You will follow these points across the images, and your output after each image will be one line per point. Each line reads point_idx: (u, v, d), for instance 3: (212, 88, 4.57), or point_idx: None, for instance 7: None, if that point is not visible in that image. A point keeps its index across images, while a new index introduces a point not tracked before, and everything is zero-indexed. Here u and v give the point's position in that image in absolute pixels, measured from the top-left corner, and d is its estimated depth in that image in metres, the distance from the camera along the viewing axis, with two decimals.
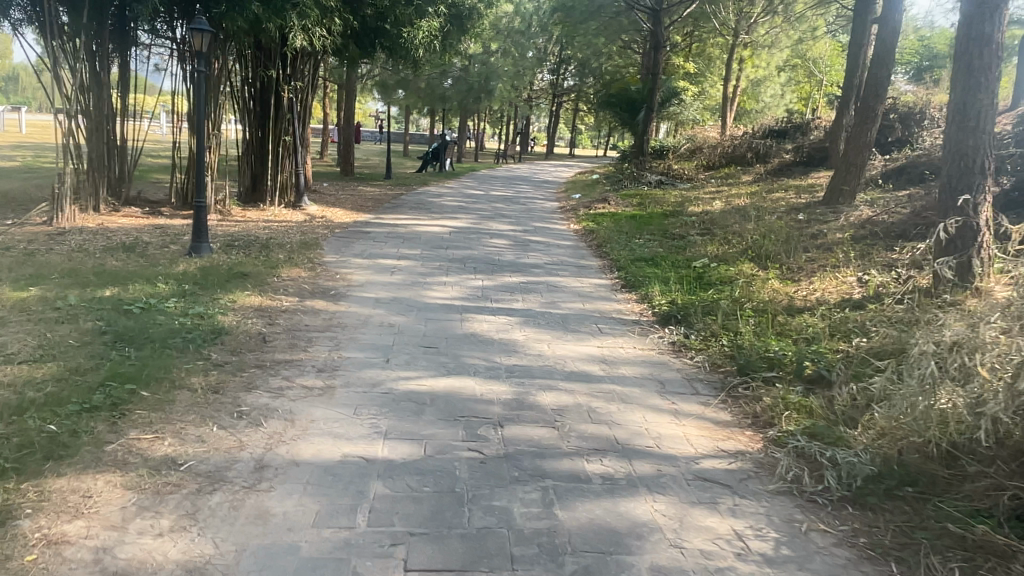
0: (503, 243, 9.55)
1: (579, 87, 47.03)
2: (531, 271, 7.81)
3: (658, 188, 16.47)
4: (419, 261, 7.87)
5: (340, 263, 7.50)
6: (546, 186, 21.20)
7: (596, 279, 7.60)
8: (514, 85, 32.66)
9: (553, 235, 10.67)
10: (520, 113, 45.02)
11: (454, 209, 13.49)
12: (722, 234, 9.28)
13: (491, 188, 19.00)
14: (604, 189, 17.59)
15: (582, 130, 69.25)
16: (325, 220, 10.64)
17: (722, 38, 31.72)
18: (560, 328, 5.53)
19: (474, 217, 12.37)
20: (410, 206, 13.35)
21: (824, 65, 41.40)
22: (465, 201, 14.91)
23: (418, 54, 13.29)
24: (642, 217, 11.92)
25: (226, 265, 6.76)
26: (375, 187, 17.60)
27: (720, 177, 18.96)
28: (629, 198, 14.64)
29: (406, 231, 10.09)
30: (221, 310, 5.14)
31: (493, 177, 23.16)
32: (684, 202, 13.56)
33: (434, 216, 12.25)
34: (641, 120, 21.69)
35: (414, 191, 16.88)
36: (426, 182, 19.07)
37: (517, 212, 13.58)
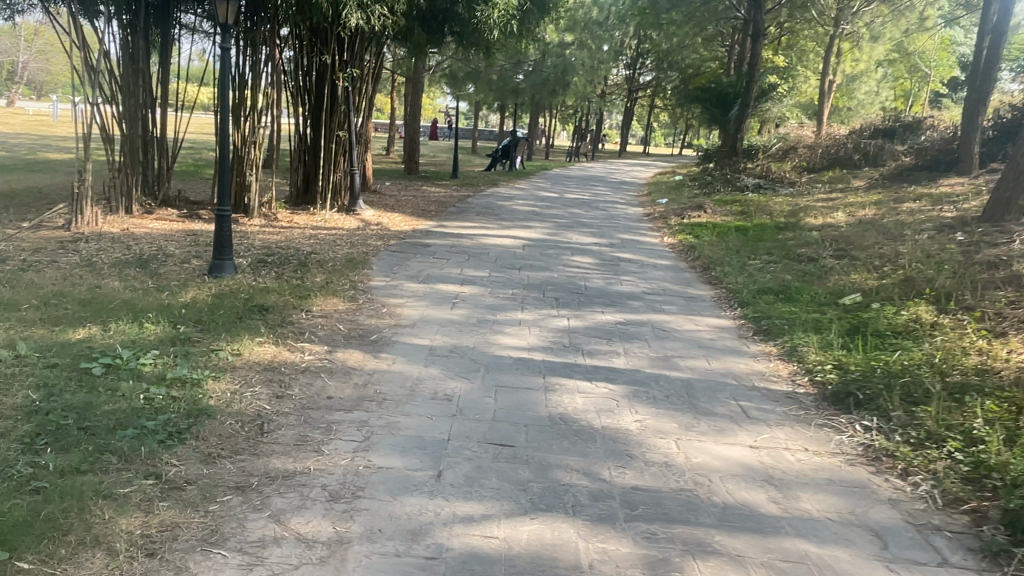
0: (588, 261, 7.94)
1: (657, 83, 44.81)
2: (628, 303, 6.17)
3: (759, 195, 14.52)
4: (488, 287, 6.32)
5: (390, 288, 6.02)
6: (625, 187, 19.42)
7: (716, 318, 5.88)
8: (590, 79, 30.88)
9: (646, 251, 8.97)
10: (594, 110, 43.17)
11: (527, 215, 11.96)
12: (865, 259, 7.40)
13: (565, 190, 17.37)
14: (694, 194, 15.73)
15: (658, 127, 66.80)
16: (381, 229, 9.24)
17: (819, 29, 29.17)
18: (686, 407, 3.86)
19: (550, 225, 10.82)
20: (478, 211, 11.87)
21: (929, 59, 37.92)
22: (539, 206, 13.36)
23: (493, 37, 11.75)
24: (750, 230, 10.08)
25: (245, 292, 5.35)
26: (441, 187, 16.19)
27: (824, 181, 16.84)
28: (728, 206, 12.77)
29: (473, 243, 8.60)
30: (212, 372, 3.69)
31: (567, 177, 21.50)
32: (795, 212, 11.61)
33: (504, 223, 10.75)
34: (733, 117, 19.65)
35: (482, 192, 15.41)
36: (496, 183, 17.58)
37: (598, 219, 11.95)
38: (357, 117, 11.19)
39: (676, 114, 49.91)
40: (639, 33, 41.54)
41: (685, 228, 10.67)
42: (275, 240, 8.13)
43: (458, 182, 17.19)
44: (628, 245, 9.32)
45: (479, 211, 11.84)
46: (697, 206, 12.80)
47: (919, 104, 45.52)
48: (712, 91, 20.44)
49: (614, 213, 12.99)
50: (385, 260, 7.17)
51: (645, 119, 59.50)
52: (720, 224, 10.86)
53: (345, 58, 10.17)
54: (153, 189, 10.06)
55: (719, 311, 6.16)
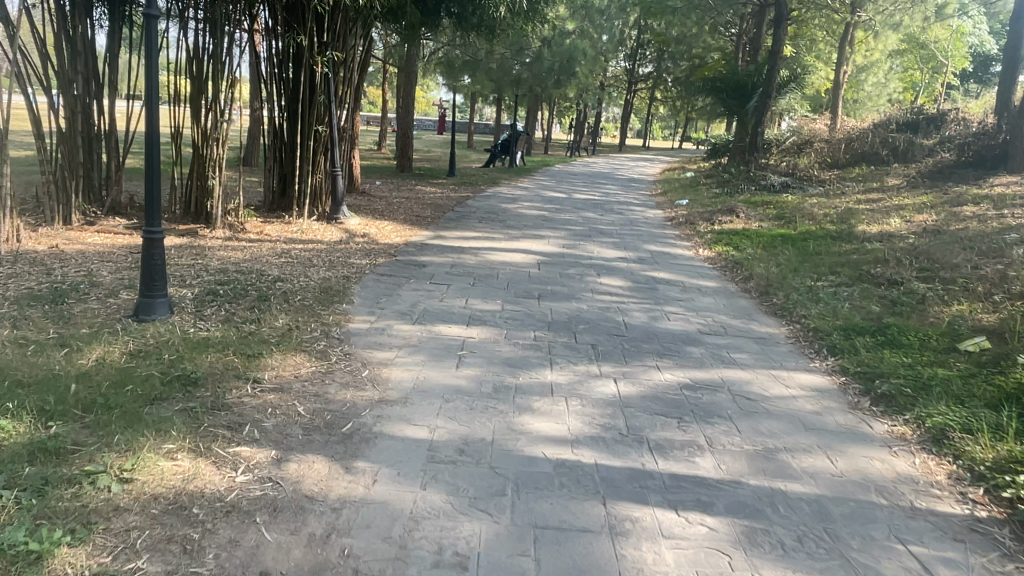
0: (620, 285, 6.50)
1: (657, 74, 43.33)
2: (684, 350, 4.73)
3: (789, 196, 13.09)
4: (502, 329, 4.87)
5: (375, 334, 4.56)
6: (634, 185, 17.97)
7: (805, 373, 4.46)
8: (591, 70, 29.38)
9: (683, 268, 7.53)
10: (593, 103, 41.66)
11: (535, 220, 10.50)
12: (964, 284, 6.00)
13: (572, 189, 15.91)
14: (715, 194, 14.31)
15: (656, 120, 65.29)
16: (367, 241, 7.79)
17: (832, 17, 27.70)
18: (836, 567, 2.43)
19: (564, 233, 9.38)
20: (480, 216, 10.42)
21: (940, 50, 36.51)
22: (546, 209, 11.91)
23: (496, 15, 10.27)
24: (799, 240, 8.65)
25: (175, 349, 3.91)
26: (436, 188, 14.71)
27: (854, 179, 15.43)
28: (760, 209, 11.34)
29: (477, 260, 7.16)
30: (70, 528, 2.25)
31: (571, 174, 20.05)
32: (841, 217, 10.20)
33: (511, 231, 9.29)
34: (751, 109, 18.20)
35: (482, 192, 13.93)
36: (496, 181, 16.13)
37: (616, 225, 10.52)
38: (342, 110, 9.68)
39: (677, 107, 48.43)
40: (639, 22, 39.98)
41: (721, 237, 9.24)
42: (238, 259, 6.69)
43: (455, 181, 15.71)
44: (660, 260, 7.88)
45: (482, 217, 10.39)
46: (726, 209, 11.37)
47: (927, 95, 44.13)
48: (727, 81, 18.96)
49: (632, 217, 11.57)
50: (371, 287, 5.72)
51: (644, 112, 58.02)
52: (758, 232, 9.45)
53: (325, 40, 8.69)
54: (101, 194, 8.60)
55: (804, 359, 4.74)
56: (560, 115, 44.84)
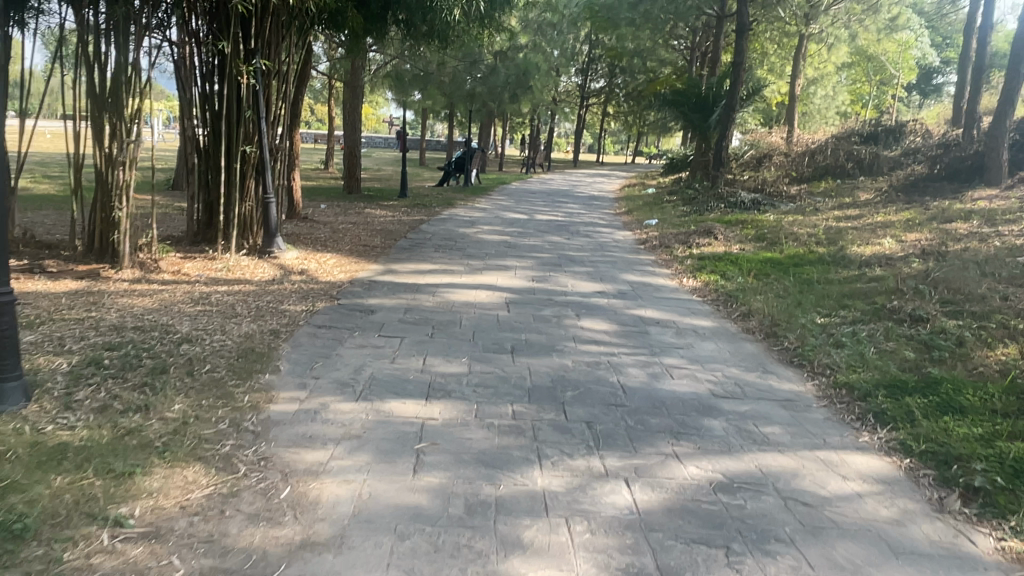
0: (606, 329, 5.49)
1: (610, 89, 42.93)
2: (702, 423, 3.74)
3: (764, 214, 12.34)
4: (470, 402, 3.82)
5: (303, 421, 3.46)
6: (596, 203, 17.12)
7: (859, 454, 3.51)
8: (545, 86, 28.63)
9: (672, 304, 6.58)
10: (546, 119, 40.99)
11: (497, 246, 9.48)
12: (1002, 320, 5.18)
13: (532, 209, 14.96)
14: (684, 213, 13.52)
15: (608, 136, 65.17)
16: (305, 280, 6.67)
17: (783, 32, 27.57)
18: None
19: (531, 261, 8.38)
20: (435, 243, 9.35)
21: (887, 64, 36.89)
22: (508, 233, 10.91)
23: (450, 20, 9.28)
24: (792, 267, 7.79)
25: (11, 468, 2.75)
26: (387, 211, 13.57)
27: (823, 194, 14.85)
28: (738, 230, 10.53)
29: (434, 301, 6.08)
30: None
31: (529, 192, 19.12)
32: (825, 237, 9.47)
33: (472, 260, 8.25)
34: (714, 123, 17.57)
35: (437, 215, 12.86)
36: (451, 202, 15.08)
37: (587, 251, 9.58)
38: (275, 128, 8.52)
39: (631, 122, 48.20)
40: (591, 37, 39.52)
41: (704, 264, 8.34)
42: (141, 310, 5.49)
43: (407, 202, 14.61)
44: (644, 294, 6.93)
45: (439, 244, 9.33)
46: (703, 230, 10.53)
47: (873, 107, 44.76)
48: (689, 94, 18.32)
49: (602, 241, 10.64)
50: (304, 345, 4.61)
51: (596, 127, 57.64)
52: (744, 256, 8.58)
53: (249, 47, 7.54)
54: None
55: (848, 430, 3.80)
56: (512, 130, 44.06)
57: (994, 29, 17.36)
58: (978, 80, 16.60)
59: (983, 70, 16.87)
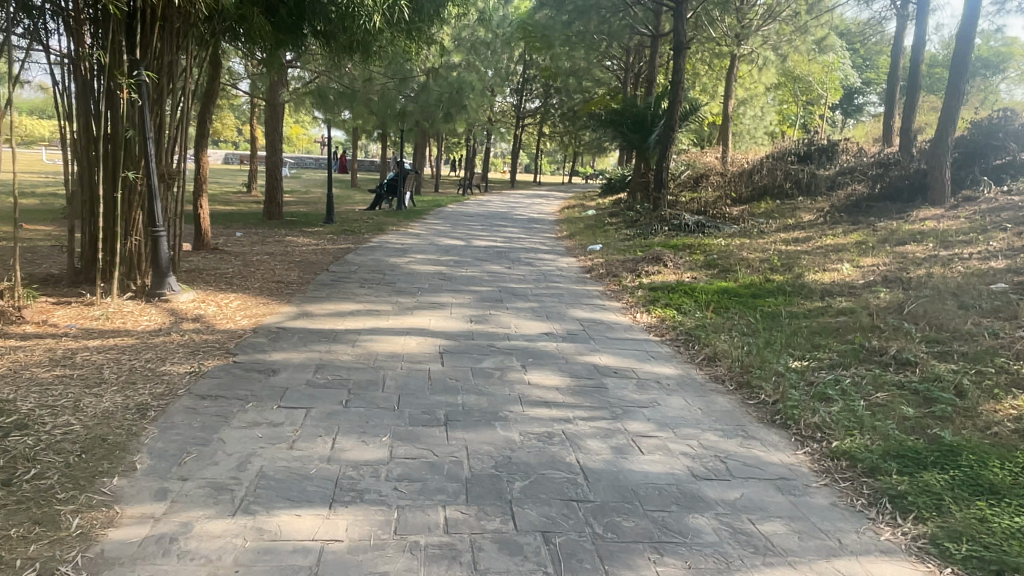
0: (555, 384, 4.66)
1: (545, 109, 42.69)
2: (687, 524, 2.93)
3: (711, 238, 11.82)
4: (388, 508, 2.91)
5: (153, 558, 2.49)
6: (535, 227, 16.41)
7: (890, 563, 2.75)
8: (479, 105, 27.93)
9: (626, 347, 5.80)
10: (480, 139, 40.34)
11: (430, 278, 8.58)
12: (1003, 366, 4.59)
13: (468, 234, 14.12)
14: (628, 236, 12.91)
15: (544, 156, 65.07)
16: (199, 330, 5.62)
17: (715, 53, 27.68)
18: None
19: (467, 296, 7.51)
20: (360, 277, 8.39)
21: (813, 85, 37.72)
22: (442, 262, 10.04)
23: (371, 28, 8.37)
24: (752, 299, 7.16)
25: None
26: (310, 238, 12.49)
27: (766, 215, 14.50)
28: (686, 256, 9.93)
29: (353, 353, 5.14)
30: None
31: (465, 215, 18.29)
32: (779, 263, 8.93)
33: (400, 297, 7.34)
34: (653, 143, 17.12)
35: (365, 243, 11.87)
36: (381, 227, 14.10)
37: (529, 282, 8.78)
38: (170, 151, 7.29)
39: (566, 142, 48.05)
40: (525, 57, 39.19)
41: (657, 296, 7.65)
42: None
43: (334, 229, 13.57)
44: (594, 335, 6.14)
45: (364, 278, 8.37)
46: (650, 256, 9.88)
47: (800, 127, 45.82)
48: (627, 114, 17.87)
49: (544, 269, 9.87)
50: (176, 427, 3.62)
51: (532, 147, 57.41)
52: (698, 286, 7.92)
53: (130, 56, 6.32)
54: None
55: (863, 522, 3.07)
56: (447, 151, 43.24)
57: (922, 50, 17.56)
58: (910, 100, 16.67)
59: (914, 90, 16.99)
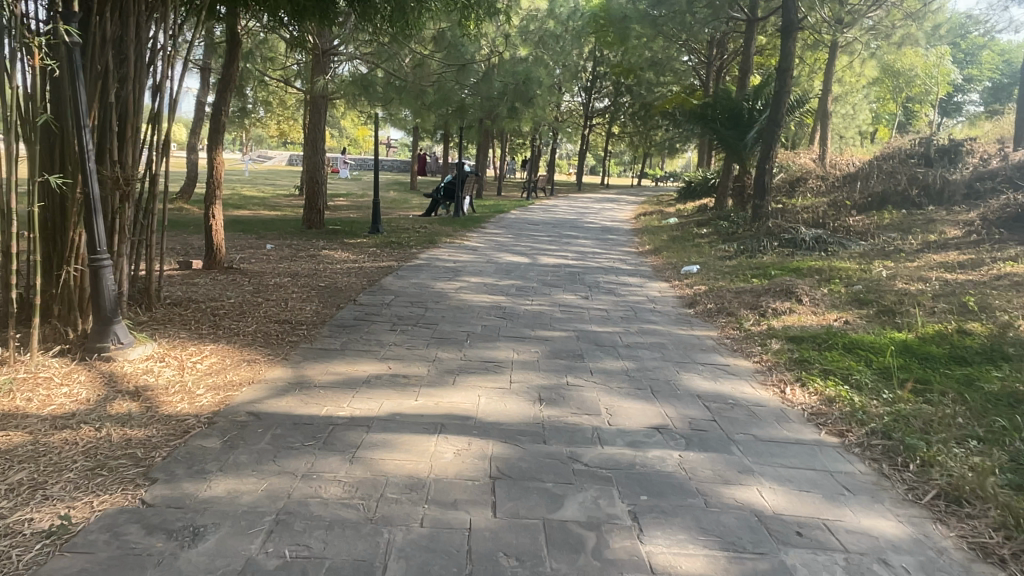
0: (700, 571, 2.51)
1: (615, 108, 40.24)
2: None
3: (841, 260, 9.40)
4: None
5: None
6: (611, 238, 14.21)
7: None
8: (547, 102, 25.82)
9: (795, 463, 3.58)
10: (546, 139, 38.25)
11: (486, 314, 6.51)
12: None
13: (535, 248, 12.03)
14: (729, 256, 10.61)
15: (612, 157, 62.45)
16: (129, 418, 3.69)
17: (811, 43, 24.82)
18: None
19: (535, 348, 5.40)
20: (392, 312, 6.39)
21: (913, 81, 34.17)
22: (502, 289, 7.98)
23: None
24: (959, 368, 4.81)
25: None
26: (350, 252, 10.62)
27: (896, 229, 11.95)
28: (821, 287, 7.57)
29: (347, 475, 3.09)
30: None
31: (531, 223, 16.22)
32: (961, 302, 6.54)
33: (443, 347, 5.29)
34: (752, 142, 14.67)
35: (412, 259, 9.93)
36: (434, 239, 12.16)
37: (618, 320, 6.60)
38: (136, 151, 5.36)
39: (638, 142, 45.44)
40: (596, 52, 36.90)
41: (806, 354, 5.36)
42: None
43: (380, 240, 11.70)
44: (735, 431, 3.94)
45: (399, 313, 6.36)
46: (775, 285, 7.58)
47: (895, 127, 42.00)
48: (719, 109, 15.49)
49: (634, 301, 7.69)
50: None
51: (600, 147, 54.94)
52: (863, 340, 5.59)
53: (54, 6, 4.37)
54: None
55: None
56: (512, 151, 41.32)
57: None
58: None
59: None
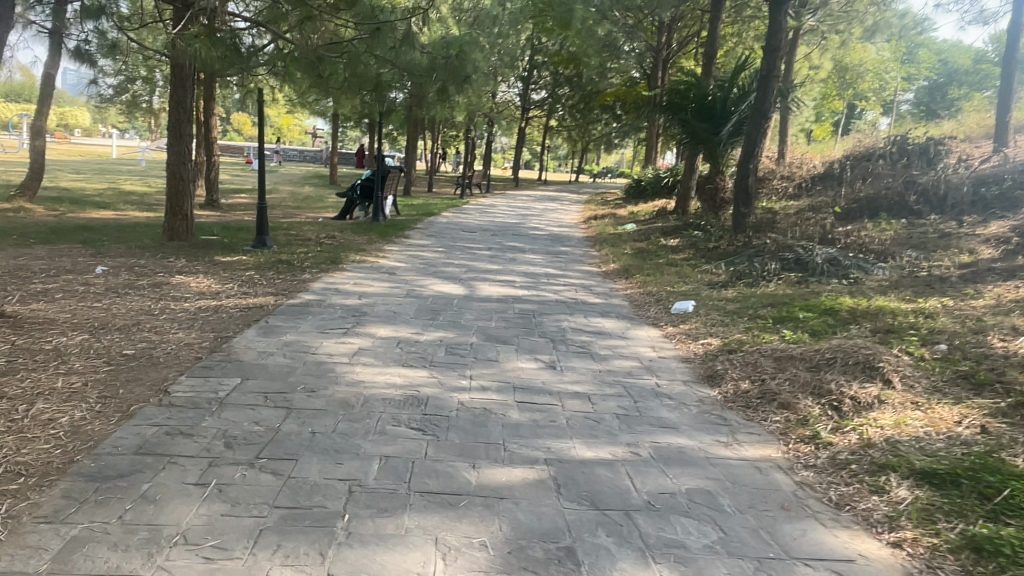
0: None
1: (554, 100, 37.65)
2: None
3: (879, 296, 7.03)
4: None
5: None
6: (563, 251, 11.61)
7: None
8: (483, 89, 23.03)
9: None
10: (481, 132, 35.36)
11: (390, 420, 3.76)
12: None
13: (471, 267, 9.30)
14: (725, 284, 8.14)
15: (549, 152, 59.95)
16: None
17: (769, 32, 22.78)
18: None
19: (480, 537, 2.67)
20: (216, 424, 3.56)
21: (862, 78, 32.76)
22: (423, 349, 5.23)
23: None
24: None
25: None
26: (215, 278, 7.67)
27: (913, 247, 9.73)
28: (896, 349, 5.13)
29: None
30: None
31: (465, 230, 13.47)
32: None
33: (287, 547, 2.52)
34: (727, 136, 12.40)
35: (298, 290, 7.05)
36: (338, 254, 9.26)
37: (615, 425, 3.95)
38: None
39: (576, 135, 43.06)
40: (533, 40, 34.18)
41: (992, 532, 2.85)
42: None
43: (264, 258, 8.74)
44: None
45: (229, 428, 3.54)
46: (829, 346, 5.09)
47: (837, 126, 40.85)
48: (688, 96, 12.99)
49: (625, 372, 5.05)
50: None
51: (537, 141, 52.33)
52: None
53: None
54: None
55: None
56: (444, 144, 38.28)
57: None
58: None
59: None
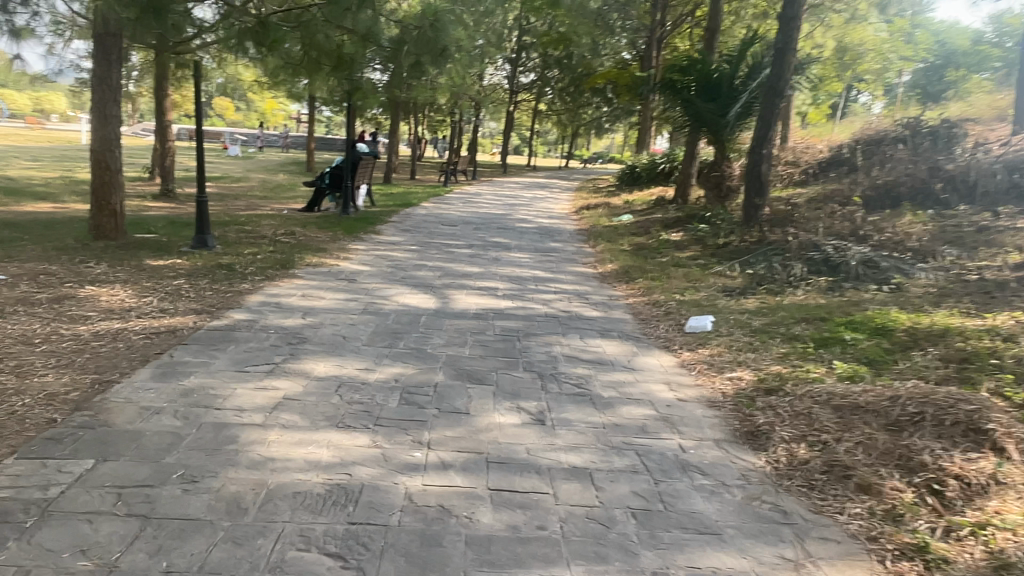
0: None
1: (543, 83, 36.14)
2: None
3: (935, 309, 5.82)
4: None
5: None
6: (554, 248, 10.36)
7: None
8: (468, 70, 21.58)
9: None
10: (467, 116, 33.89)
11: (294, 538, 2.50)
12: None
13: (447, 269, 8.02)
14: (743, 292, 6.92)
15: (538, 137, 58.42)
16: None
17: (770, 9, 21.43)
18: None
19: None
20: (18, 559, 2.30)
21: (862, 59, 31.51)
22: (370, 396, 3.94)
23: None
24: None
25: None
26: (134, 288, 6.34)
27: (951, 244, 8.55)
28: (990, 393, 3.91)
29: None
30: None
31: (445, 223, 12.18)
32: None
33: None
34: (734, 118, 11.13)
35: (229, 306, 5.76)
36: (292, 256, 7.96)
37: (632, 531, 2.71)
38: None
39: (566, 120, 41.66)
40: (521, 20, 32.65)
41: None
42: None
43: (203, 261, 7.42)
44: None
45: (34, 566, 2.27)
46: (906, 390, 3.86)
47: (834, 109, 39.63)
48: (691, 74, 11.70)
49: (638, 427, 3.79)
50: None
51: (525, 126, 50.82)
52: None
53: None
54: None
55: None
56: (429, 129, 36.80)
57: None
58: None
59: None
